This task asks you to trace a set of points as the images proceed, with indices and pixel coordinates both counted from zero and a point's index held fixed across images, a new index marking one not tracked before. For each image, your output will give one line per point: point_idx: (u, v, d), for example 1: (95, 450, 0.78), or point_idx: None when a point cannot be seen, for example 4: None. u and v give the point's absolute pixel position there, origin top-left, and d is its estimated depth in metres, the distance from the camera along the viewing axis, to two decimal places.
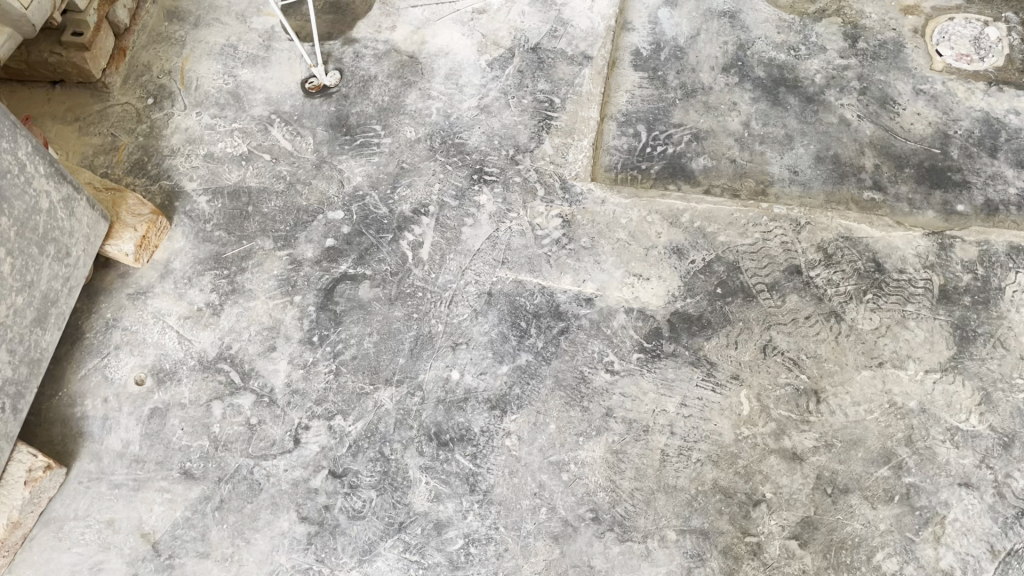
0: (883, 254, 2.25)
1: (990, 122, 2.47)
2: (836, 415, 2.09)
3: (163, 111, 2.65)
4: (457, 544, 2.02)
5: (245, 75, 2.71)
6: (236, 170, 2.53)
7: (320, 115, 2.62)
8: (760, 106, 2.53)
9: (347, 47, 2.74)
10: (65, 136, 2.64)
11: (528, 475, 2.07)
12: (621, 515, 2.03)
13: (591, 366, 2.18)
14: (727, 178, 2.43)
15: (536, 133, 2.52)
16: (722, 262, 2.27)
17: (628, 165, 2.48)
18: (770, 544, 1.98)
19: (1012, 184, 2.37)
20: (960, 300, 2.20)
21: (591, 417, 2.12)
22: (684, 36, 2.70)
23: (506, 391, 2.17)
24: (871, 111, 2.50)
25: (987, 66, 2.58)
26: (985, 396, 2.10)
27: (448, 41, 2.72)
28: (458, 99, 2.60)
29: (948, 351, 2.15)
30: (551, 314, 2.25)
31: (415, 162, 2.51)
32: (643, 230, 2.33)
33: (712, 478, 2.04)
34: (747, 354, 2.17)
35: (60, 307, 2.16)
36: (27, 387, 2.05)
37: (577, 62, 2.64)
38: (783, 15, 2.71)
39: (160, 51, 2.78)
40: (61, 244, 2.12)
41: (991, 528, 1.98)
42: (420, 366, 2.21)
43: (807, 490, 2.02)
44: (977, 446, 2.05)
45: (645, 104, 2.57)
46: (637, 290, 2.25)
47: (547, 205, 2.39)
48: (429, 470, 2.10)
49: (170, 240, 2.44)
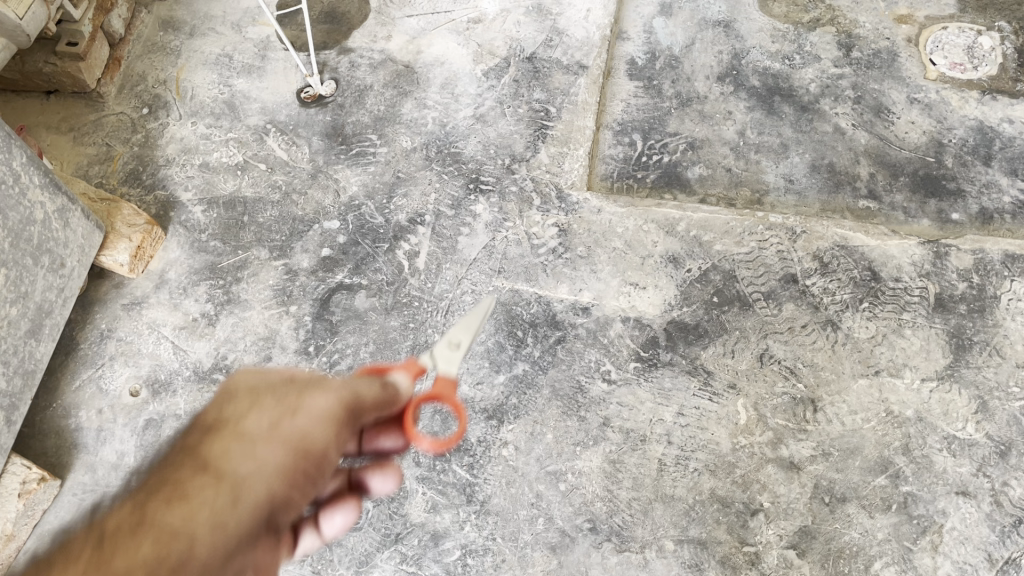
0: (879, 263, 2.26)
1: (984, 131, 2.48)
2: (832, 424, 2.08)
3: (157, 120, 2.65)
4: (454, 556, 2.01)
5: (240, 84, 2.70)
6: (231, 180, 2.53)
7: (315, 124, 2.61)
8: (755, 115, 2.54)
9: (343, 56, 2.74)
10: (60, 146, 2.64)
11: (525, 485, 2.06)
12: (618, 525, 2.01)
13: (588, 376, 2.17)
14: (723, 187, 2.43)
15: (532, 142, 2.52)
16: (718, 271, 2.27)
17: (624, 174, 2.47)
18: (768, 554, 1.97)
19: (1006, 193, 2.38)
20: (956, 308, 2.20)
21: (588, 426, 2.11)
22: (679, 45, 2.70)
23: (502, 401, 2.16)
24: (865, 120, 2.51)
25: (980, 74, 2.58)
26: (981, 404, 2.09)
27: (444, 50, 2.73)
28: (453, 109, 2.61)
29: (943, 359, 2.15)
30: (547, 323, 2.24)
31: (411, 171, 2.51)
32: (639, 239, 2.33)
33: (710, 488, 2.03)
34: (744, 363, 2.16)
35: (54, 318, 2.15)
36: (21, 399, 2.04)
37: (573, 71, 2.65)
38: (778, 24, 2.71)
39: (155, 61, 2.78)
40: (55, 254, 2.11)
41: (989, 536, 1.97)
42: (416, 376, 2.20)
43: (804, 500, 2.01)
44: (973, 454, 2.04)
45: (641, 113, 2.57)
46: (633, 300, 2.25)
47: (543, 214, 2.39)
48: (426, 481, 2.09)
49: (165, 250, 2.43)
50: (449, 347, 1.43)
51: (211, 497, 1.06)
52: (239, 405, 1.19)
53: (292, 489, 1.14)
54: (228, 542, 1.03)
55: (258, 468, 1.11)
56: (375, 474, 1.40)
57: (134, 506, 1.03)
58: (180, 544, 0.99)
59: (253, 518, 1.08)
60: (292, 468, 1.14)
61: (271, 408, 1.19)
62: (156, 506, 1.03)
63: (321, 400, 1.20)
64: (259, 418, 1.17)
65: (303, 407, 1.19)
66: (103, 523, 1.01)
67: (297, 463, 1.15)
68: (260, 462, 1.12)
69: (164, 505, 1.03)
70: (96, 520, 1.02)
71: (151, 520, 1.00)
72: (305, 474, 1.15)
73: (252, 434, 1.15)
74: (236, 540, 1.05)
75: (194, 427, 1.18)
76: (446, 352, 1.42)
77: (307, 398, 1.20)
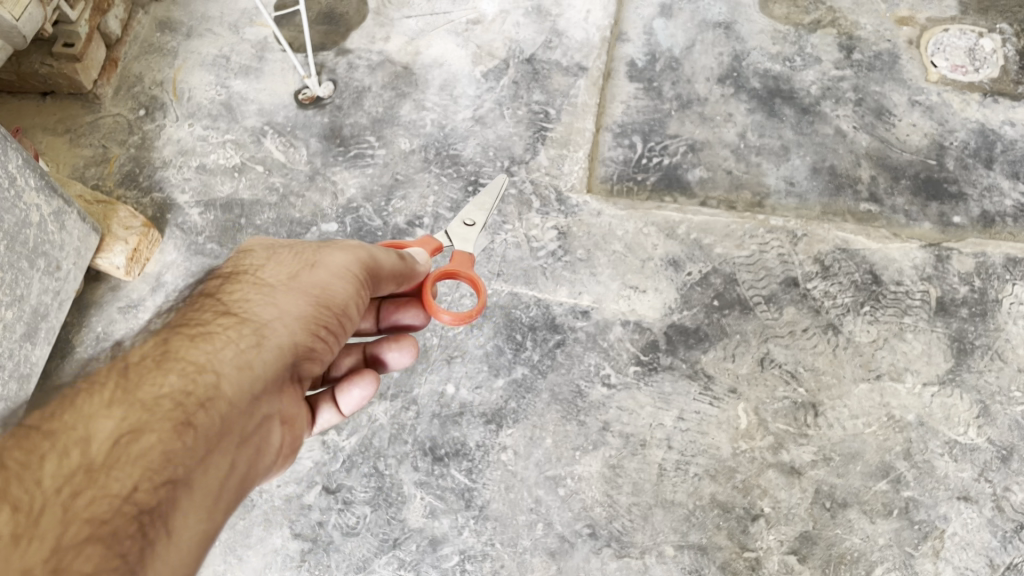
0: (880, 266, 2.24)
1: (985, 134, 2.47)
2: (834, 429, 2.07)
3: (154, 122, 2.64)
4: (452, 561, 2.01)
5: (237, 86, 2.69)
6: (228, 182, 2.51)
7: (313, 126, 2.60)
8: (756, 118, 2.52)
9: (341, 58, 2.72)
10: (56, 148, 2.62)
11: (524, 490, 2.05)
12: (617, 530, 2.00)
13: (588, 380, 2.15)
14: (724, 189, 2.41)
15: (531, 145, 2.51)
16: (719, 275, 2.26)
17: (624, 176, 2.45)
18: (768, 559, 1.97)
19: (1008, 196, 2.37)
20: (957, 312, 2.19)
21: (587, 431, 2.09)
22: (679, 47, 2.67)
23: (501, 405, 2.14)
24: (866, 123, 2.50)
25: (981, 77, 2.57)
26: (983, 409, 2.08)
27: (442, 52, 2.71)
28: (452, 111, 2.59)
29: (945, 364, 2.13)
30: (547, 327, 2.22)
31: (409, 174, 2.49)
32: (639, 242, 2.31)
33: (710, 493, 2.02)
34: (745, 367, 2.14)
35: (50, 321, 2.13)
36: (16, 403, 2.03)
37: (572, 73, 2.63)
38: (779, 26, 2.68)
39: (152, 62, 2.76)
40: (51, 257, 2.09)
41: (990, 542, 1.96)
42: (414, 380, 2.18)
43: (804, 505, 2.00)
44: (975, 459, 2.03)
45: (641, 115, 2.55)
46: (633, 303, 2.23)
47: (542, 217, 2.37)
48: (424, 486, 2.07)
49: (162, 253, 2.41)
50: (464, 227, 1.89)
51: (235, 337, 1.27)
52: (261, 264, 1.43)
53: (311, 335, 1.36)
54: (252, 378, 1.25)
55: (278, 315, 1.34)
56: (392, 348, 1.78)
57: (161, 342, 1.23)
58: (205, 376, 1.19)
59: (275, 357, 1.29)
60: (310, 316, 1.37)
61: (290, 266, 1.43)
62: (183, 342, 1.23)
63: (336, 261, 1.45)
64: (279, 279, 1.40)
65: (320, 269, 1.43)
66: (135, 353, 1.21)
67: (315, 313, 1.37)
68: (279, 311, 1.34)
69: (190, 341, 1.24)
70: (130, 350, 1.22)
71: (180, 353, 1.21)
72: (324, 324, 1.38)
73: (273, 288, 1.38)
74: (259, 376, 1.26)
75: (219, 281, 1.40)
76: (462, 231, 1.89)
77: (321, 263, 1.44)
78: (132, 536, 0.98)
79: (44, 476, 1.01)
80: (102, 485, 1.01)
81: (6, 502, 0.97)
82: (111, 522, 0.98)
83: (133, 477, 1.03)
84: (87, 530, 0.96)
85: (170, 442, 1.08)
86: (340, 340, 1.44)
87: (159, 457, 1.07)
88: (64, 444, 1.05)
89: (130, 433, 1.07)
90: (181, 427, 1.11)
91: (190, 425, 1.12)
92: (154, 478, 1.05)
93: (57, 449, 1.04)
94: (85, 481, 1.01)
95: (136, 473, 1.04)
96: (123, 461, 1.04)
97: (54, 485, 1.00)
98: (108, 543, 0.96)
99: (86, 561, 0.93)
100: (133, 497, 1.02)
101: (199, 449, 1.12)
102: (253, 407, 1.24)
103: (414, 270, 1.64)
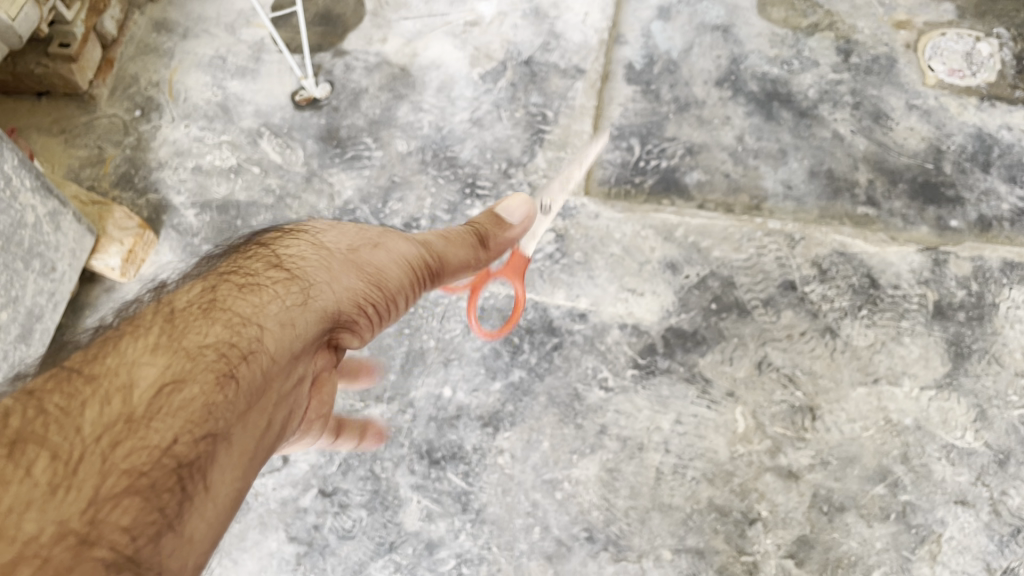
0: (877, 270, 2.24)
1: (982, 138, 2.47)
2: (832, 433, 2.06)
3: (150, 123, 2.63)
4: (449, 565, 2.00)
5: (234, 87, 2.67)
6: (224, 183, 2.50)
7: (310, 128, 2.59)
8: (754, 121, 2.52)
9: (338, 59, 2.72)
10: (51, 148, 2.61)
11: (521, 493, 2.04)
12: (614, 534, 2.00)
13: (585, 383, 2.14)
14: (722, 192, 2.40)
15: (529, 147, 2.50)
16: (716, 278, 2.25)
17: (621, 179, 2.45)
18: (765, 563, 1.96)
19: (1005, 200, 2.37)
20: (955, 316, 2.19)
21: (584, 434, 2.09)
22: (677, 49, 2.66)
23: (498, 409, 2.13)
24: (864, 127, 2.50)
25: (978, 81, 2.57)
26: (980, 413, 2.07)
27: (440, 54, 2.70)
28: (449, 112, 2.58)
29: (942, 367, 2.13)
30: (544, 329, 2.21)
31: (407, 175, 2.49)
32: (636, 245, 2.30)
33: (707, 497, 2.02)
34: (742, 370, 2.14)
35: (44, 323, 2.12)
36: None
37: (570, 75, 2.63)
38: (776, 29, 2.68)
39: (148, 62, 2.74)
40: (45, 259, 2.07)
41: (987, 546, 1.96)
42: (411, 383, 2.17)
43: (802, 509, 2.00)
44: (972, 463, 2.02)
45: (639, 118, 2.54)
46: (630, 306, 2.23)
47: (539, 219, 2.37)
48: (421, 490, 2.06)
49: (158, 254, 2.40)
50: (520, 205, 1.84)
51: (283, 293, 1.22)
52: (320, 232, 1.43)
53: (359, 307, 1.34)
54: (298, 335, 1.19)
55: (330, 281, 1.31)
56: None
57: (210, 288, 1.17)
58: (251, 329, 1.12)
59: (321, 321, 1.25)
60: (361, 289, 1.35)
61: (345, 240, 1.43)
62: (232, 293, 1.17)
63: (396, 248, 1.50)
64: (332, 250, 1.38)
65: (375, 251, 1.46)
66: (182, 299, 1.15)
67: (364, 282, 1.38)
68: (330, 277, 1.32)
69: (240, 290, 1.18)
70: (175, 297, 1.16)
71: (230, 304, 1.14)
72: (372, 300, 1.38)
73: (328, 252, 1.37)
74: (303, 336, 1.20)
75: (272, 239, 1.38)
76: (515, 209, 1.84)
77: (377, 246, 1.47)
78: (171, 491, 0.90)
79: (83, 422, 0.92)
80: (143, 434, 0.92)
81: (42, 449, 0.88)
82: (152, 473, 0.90)
83: (174, 429, 0.94)
84: (125, 480, 0.88)
85: (214, 393, 1.00)
86: (381, 308, 1.43)
87: (202, 408, 0.98)
88: (106, 388, 0.97)
89: (175, 381, 0.99)
90: (226, 379, 1.03)
91: (235, 377, 1.04)
92: (196, 430, 0.96)
93: (98, 394, 0.96)
94: (125, 430, 0.92)
95: (177, 423, 0.95)
96: (165, 410, 0.95)
97: (94, 433, 0.91)
98: (147, 495, 0.88)
99: (124, 514, 0.85)
100: (173, 449, 0.93)
101: (242, 403, 1.03)
102: (294, 368, 1.18)
103: (456, 266, 1.64)
